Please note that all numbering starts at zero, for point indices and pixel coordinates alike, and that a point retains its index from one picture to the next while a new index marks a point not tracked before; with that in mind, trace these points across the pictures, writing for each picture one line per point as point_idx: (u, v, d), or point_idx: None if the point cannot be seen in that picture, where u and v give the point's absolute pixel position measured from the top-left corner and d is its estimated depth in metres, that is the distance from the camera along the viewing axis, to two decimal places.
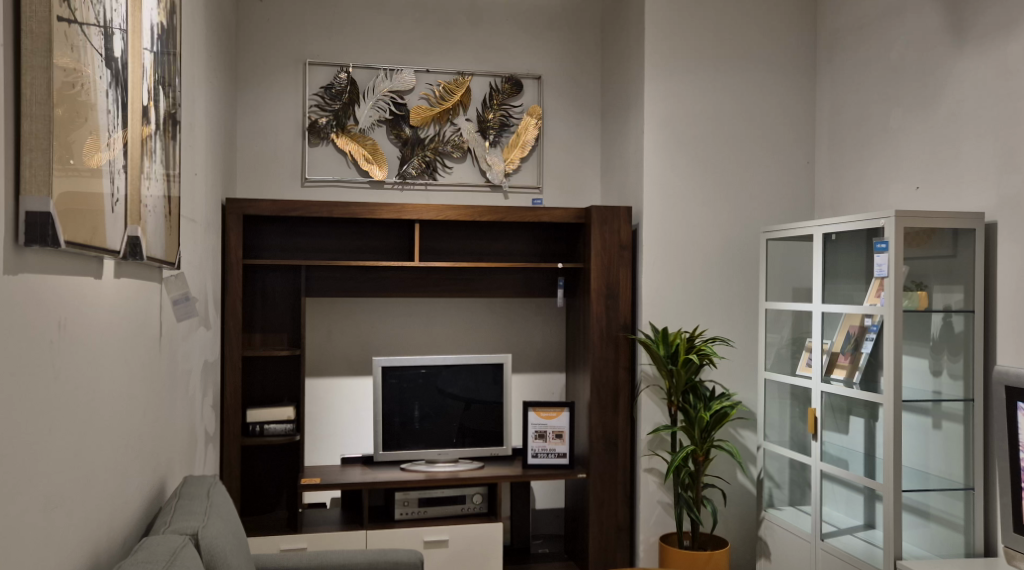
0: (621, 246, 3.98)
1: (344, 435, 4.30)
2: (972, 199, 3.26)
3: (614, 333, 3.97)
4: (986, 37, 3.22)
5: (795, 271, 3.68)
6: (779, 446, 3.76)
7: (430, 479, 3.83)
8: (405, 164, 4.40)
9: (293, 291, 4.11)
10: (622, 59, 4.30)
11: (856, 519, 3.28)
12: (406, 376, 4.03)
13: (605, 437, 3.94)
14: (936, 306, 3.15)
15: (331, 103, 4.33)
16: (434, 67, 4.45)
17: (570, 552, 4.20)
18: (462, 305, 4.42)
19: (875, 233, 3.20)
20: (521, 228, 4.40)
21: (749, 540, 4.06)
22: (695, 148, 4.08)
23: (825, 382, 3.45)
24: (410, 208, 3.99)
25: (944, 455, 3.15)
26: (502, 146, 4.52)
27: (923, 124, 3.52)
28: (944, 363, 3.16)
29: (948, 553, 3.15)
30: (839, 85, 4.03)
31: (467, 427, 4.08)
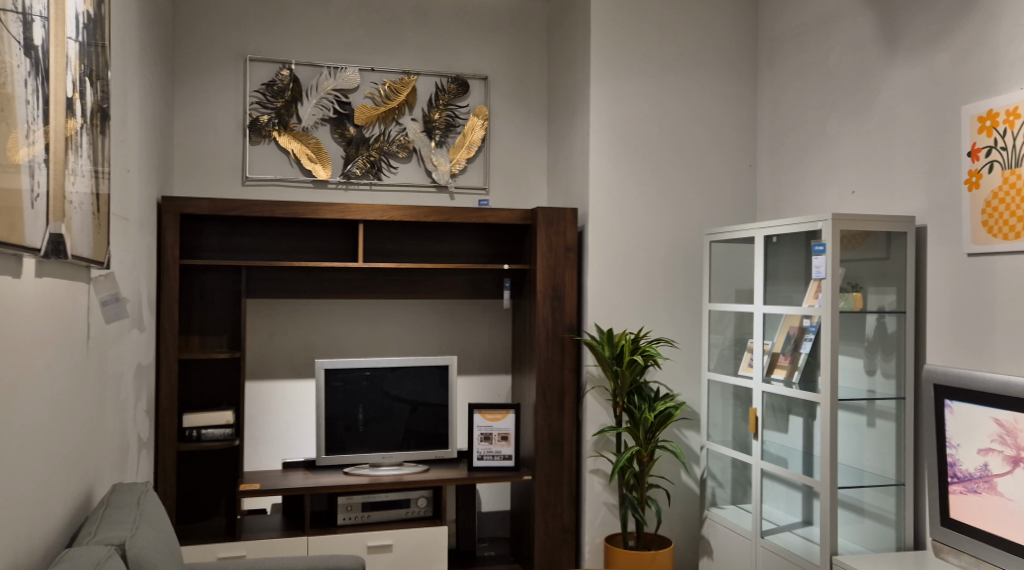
0: (566, 247, 4.00)
1: (286, 438, 4.22)
2: (904, 202, 3.37)
3: (560, 334, 3.98)
4: (916, 47, 3.33)
5: (737, 272, 3.75)
6: (722, 445, 3.82)
7: (373, 483, 3.79)
8: (349, 163, 4.34)
9: (232, 293, 4.01)
10: (568, 61, 4.32)
11: (795, 516, 3.36)
12: (350, 378, 3.97)
13: (551, 440, 3.95)
14: (871, 307, 3.25)
15: (273, 100, 4.24)
16: (379, 66, 4.40)
17: (516, 554, 4.20)
18: (408, 306, 4.37)
19: (813, 236, 3.28)
20: (467, 229, 4.38)
21: (691, 538, 4.12)
22: (640, 151, 4.12)
23: (766, 382, 3.52)
24: (354, 208, 3.93)
25: (878, 453, 3.24)
26: (448, 147, 4.49)
27: (858, 130, 3.62)
28: (878, 362, 3.25)
29: (881, 547, 3.25)
30: (779, 91, 4.12)
31: (413, 429, 4.04)
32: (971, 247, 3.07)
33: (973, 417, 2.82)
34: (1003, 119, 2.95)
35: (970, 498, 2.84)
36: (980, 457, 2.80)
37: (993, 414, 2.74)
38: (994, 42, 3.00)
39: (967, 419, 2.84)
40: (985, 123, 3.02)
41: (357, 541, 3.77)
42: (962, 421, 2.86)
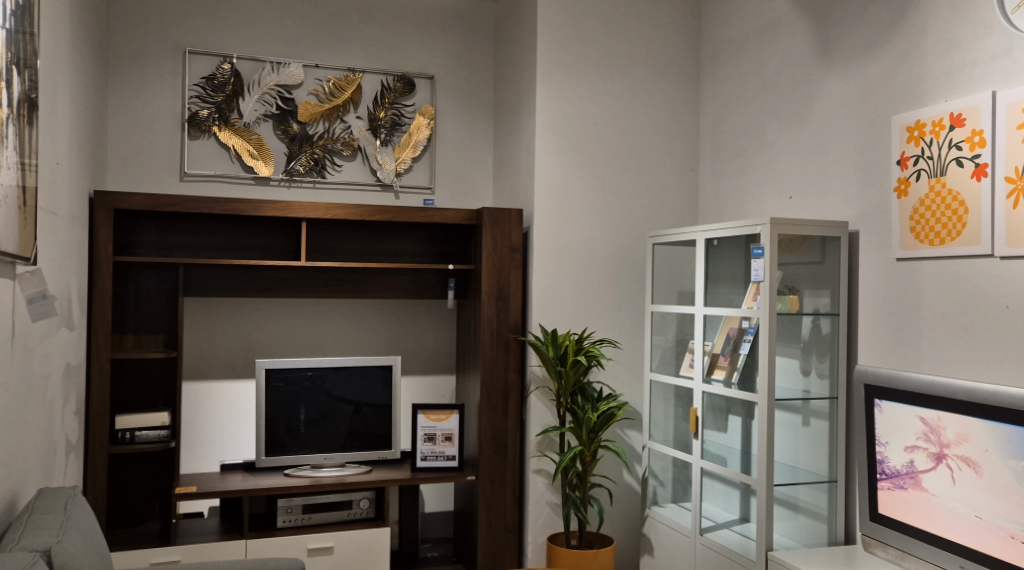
0: (512, 248, 4.01)
1: (225, 440, 4.13)
2: (838, 207, 3.47)
3: (504, 334, 3.99)
4: (850, 58, 3.44)
5: (679, 274, 3.81)
6: (663, 445, 3.88)
7: (315, 485, 3.73)
8: (292, 160, 4.27)
9: (169, 291, 3.91)
10: (514, 62, 4.33)
11: (733, 514, 3.43)
12: (292, 378, 3.92)
13: (495, 440, 3.95)
14: (807, 310, 3.34)
15: (212, 94, 4.15)
16: (323, 62, 4.35)
17: (459, 555, 4.19)
18: (351, 306, 4.33)
19: (752, 240, 3.36)
20: (412, 229, 4.36)
21: (633, 536, 4.17)
22: (585, 153, 4.15)
23: (706, 382, 3.59)
24: (297, 206, 3.87)
25: (812, 451, 3.34)
26: (394, 146, 4.46)
27: (795, 136, 3.72)
28: (813, 363, 3.35)
29: (814, 543, 3.34)
30: (720, 98, 4.21)
31: (357, 430, 4.00)
32: (900, 252, 3.18)
33: (900, 416, 2.92)
34: (930, 129, 3.07)
35: (897, 494, 2.94)
36: (906, 454, 2.90)
37: (919, 413, 2.85)
38: (922, 55, 3.12)
39: (895, 418, 2.95)
40: (913, 133, 3.13)
41: (298, 544, 3.73)
42: (890, 420, 2.97)
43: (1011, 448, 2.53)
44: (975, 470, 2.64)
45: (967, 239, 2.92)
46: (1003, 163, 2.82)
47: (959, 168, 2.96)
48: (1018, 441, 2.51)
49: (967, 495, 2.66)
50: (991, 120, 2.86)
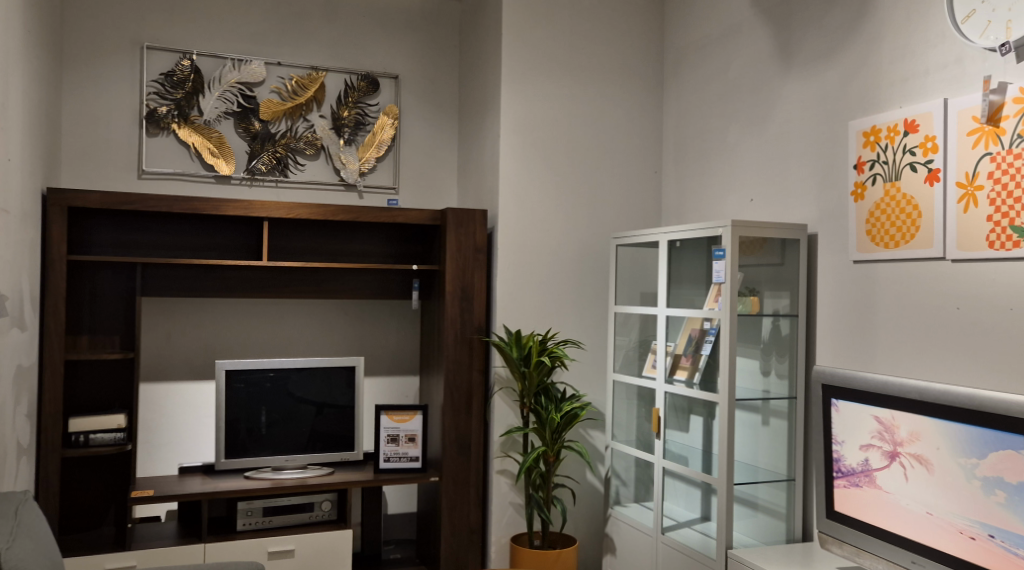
0: (476, 249, 4.01)
1: (183, 442, 4.06)
2: (798, 210, 3.53)
3: (468, 335, 3.98)
4: (809, 63, 3.50)
5: (642, 276, 3.85)
6: (626, 445, 3.91)
7: (276, 487, 3.69)
8: (254, 159, 4.22)
9: (126, 291, 3.84)
10: (478, 62, 4.33)
11: (694, 513, 3.47)
12: (253, 380, 3.87)
13: (458, 440, 3.94)
14: (766, 311, 3.39)
15: (172, 91, 4.09)
16: (286, 59, 4.30)
17: (422, 556, 4.18)
18: (314, 306, 4.29)
19: (714, 242, 3.40)
20: (375, 229, 4.33)
21: (596, 536, 4.20)
22: (549, 154, 4.17)
23: (668, 382, 3.63)
24: (259, 206, 3.82)
25: (772, 450, 3.40)
26: (357, 145, 4.43)
27: (756, 140, 3.77)
28: (773, 364, 3.40)
29: (773, 540, 3.39)
30: (683, 101, 4.25)
31: (319, 432, 3.96)
32: (856, 254, 3.24)
33: (856, 415, 2.98)
34: (885, 135, 3.14)
35: (852, 491, 3.00)
36: (862, 452, 2.96)
37: (874, 412, 2.91)
38: (878, 61, 3.19)
39: (850, 417, 3.01)
40: (870, 138, 3.20)
41: (258, 547, 3.68)
42: (846, 419, 3.03)
43: (962, 446, 2.59)
44: (927, 468, 2.70)
45: (920, 242, 2.99)
46: (955, 168, 2.90)
47: (913, 173, 3.03)
48: (968, 438, 2.58)
49: (919, 492, 2.73)
50: (942, 126, 2.93)
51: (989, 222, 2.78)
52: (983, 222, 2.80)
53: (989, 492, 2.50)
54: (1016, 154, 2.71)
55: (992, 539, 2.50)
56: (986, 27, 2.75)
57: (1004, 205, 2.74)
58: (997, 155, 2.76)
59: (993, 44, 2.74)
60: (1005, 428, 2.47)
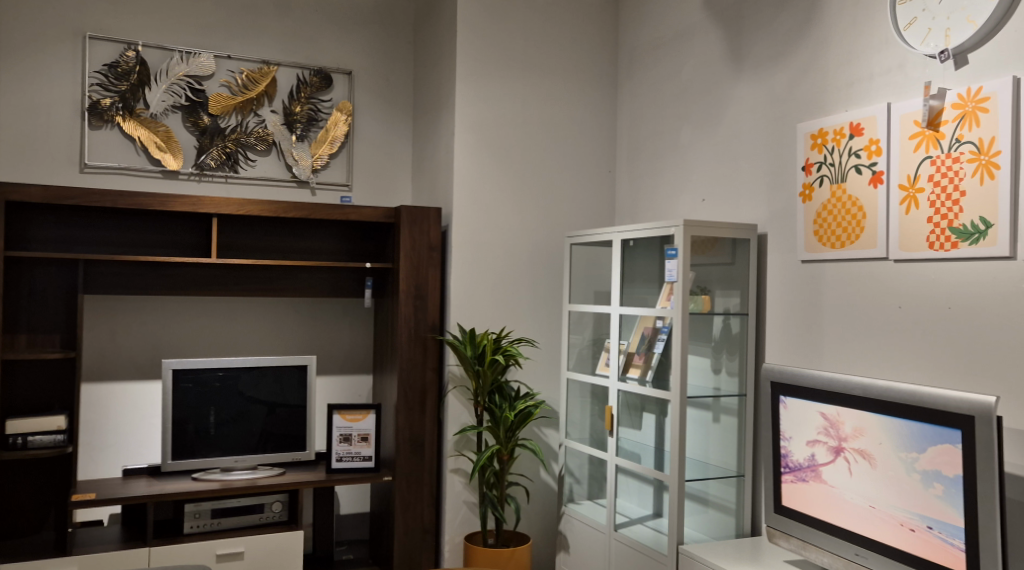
0: (430, 247, 3.98)
1: (128, 444, 3.97)
2: (748, 211, 3.60)
3: (422, 334, 3.96)
4: (759, 66, 3.56)
5: (596, 275, 3.87)
6: (580, 442, 3.93)
7: (225, 489, 3.62)
8: (202, 154, 4.14)
9: (67, 289, 3.72)
10: (433, 59, 4.31)
11: (646, 510, 3.50)
12: (202, 379, 3.80)
13: (412, 440, 3.92)
14: (718, 309, 3.44)
15: (116, 83, 3.98)
16: (236, 53, 4.22)
17: (375, 556, 4.14)
18: (265, 304, 4.23)
19: (666, 241, 3.43)
20: (328, 226, 4.28)
21: (549, 533, 4.21)
22: (503, 153, 4.17)
23: (621, 380, 3.66)
24: (207, 202, 3.75)
25: (722, 447, 3.45)
26: (310, 141, 4.37)
27: (707, 141, 3.83)
28: (723, 361, 3.45)
29: (722, 535, 3.45)
30: (637, 101, 4.29)
31: (270, 432, 3.90)
32: (805, 254, 3.31)
33: (803, 412, 3.04)
34: (832, 137, 3.21)
35: (799, 486, 3.06)
36: (808, 448, 3.02)
37: (820, 408, 2.98)
38: (825, 65, 3.26)
39: (798, 413, 3.07)
40: (817, 141, 3.27)
41: (206, 550, 3.61)
42: (794, 415, 3.09)
43: (903, 441, 2.66)
44: (870, 462, 2.77)
45: (865, 243, 3.06)
46: (897, 171, 2.97)
47: (858, 175, 3.10)
48: (909, 433, 2.65)
49: (863, 486, 2.79)
50: (886, 130, 3.01)
51: (929, 223, 2.85)
52: (923, 223, 2.86)
53: (928, 484, 2.58)
54: (954, 157, 2.77)
55: (931, 530, 2.57)
56: (927, 35, 2.84)
57: (944, 207, 2.80)
58: (937, 158, 2.83)
59: (934, 51, 2.83)
60: (942, 423, 2.54)
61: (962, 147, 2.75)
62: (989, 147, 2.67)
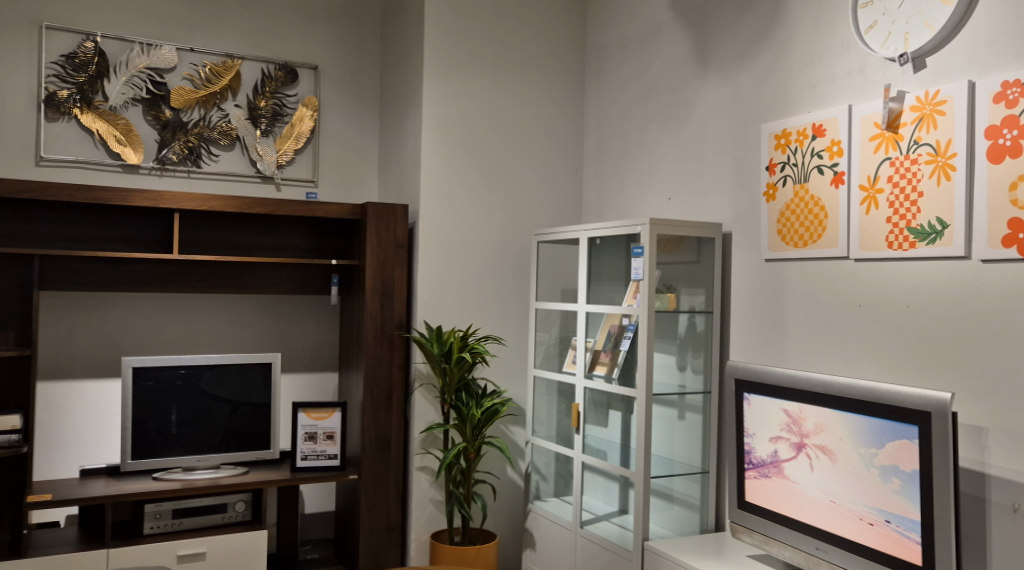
0: (397, 245, 3.96)
1: (86, 444, 3.89)
2: (713, 210, 3.63)
3: (389, 331, 3.93)
4: (724, 66, 3.59)
5: (563, 273, 3.88)
6: (546, 440, 3.94)
7: (186, 488, 3.56)
8: (164, 148, 4.07)
9: (22, 284, 3.62)
10: (400, 56, 4.29)
11: (612, 506, 3.52)
12: (163, 377, 3.74)
13: (378, 438, 3.89)
14: (683, 307, 3.47)
15: (73, 74, 3.89)
16: (198, 46, 4.16)
17: (340, 556, 4.11)
18: (228, 301, 4.17)
19: (633, 239, 3.45)
20: (292, 223, 4.23)
21: (516, 531, 4.22)
22: (470, 150, 4.16)
23: (588, 377, 3.68)
24: (169, 196, 3.68)
25: (687, 444, 3.48)
26: (275, 136, 4.32)
27: (673, 140, 3.86)
28: (688, 359, 3.49)
29: (687, 531, 3.48)
30: (603, 100, 4.31)
31: (233, 430, 3.85)
32: (768, 253, 3.35)
33: (765, 409, 3.08)
34: (795, 137, 3.25)
35: (762, 482, 3.10)
36: (771, 444, 3.06)
37: (783, 405, 3.02)
38: (789, 67, 3.30)
39: (761, 410, 3.11)
40: (781, 141, 3.31)
41: (166, 551, 3.55)
42: (757, 412, 3.13)
43: (862, 437, 2.71)
44: (831, 458, 2.82)
45: (826, 242, 3.11)
46: (858, 171, 3.02)
47: (820, 175, 3.15)
48: (869, 429, 2.69)
49: (824, 481, 2.84)
50: (847, 130, 3.05)
51: (888, 223, 2.90)
52: (882, 223, 2.92)
53: (886, 479, 2.62)
54: (912, 159, 2.82)
55: (888, 524, 2.62)
56: (887, 38, 2.89)
57: (903, 207, 2.85)
58: (896, 159, 2.88)
59: (893, 54, 2.88)
60: (900, 418, 2.59)
61: (919, 149, 2.80)
62: (945, 149, 2.73)
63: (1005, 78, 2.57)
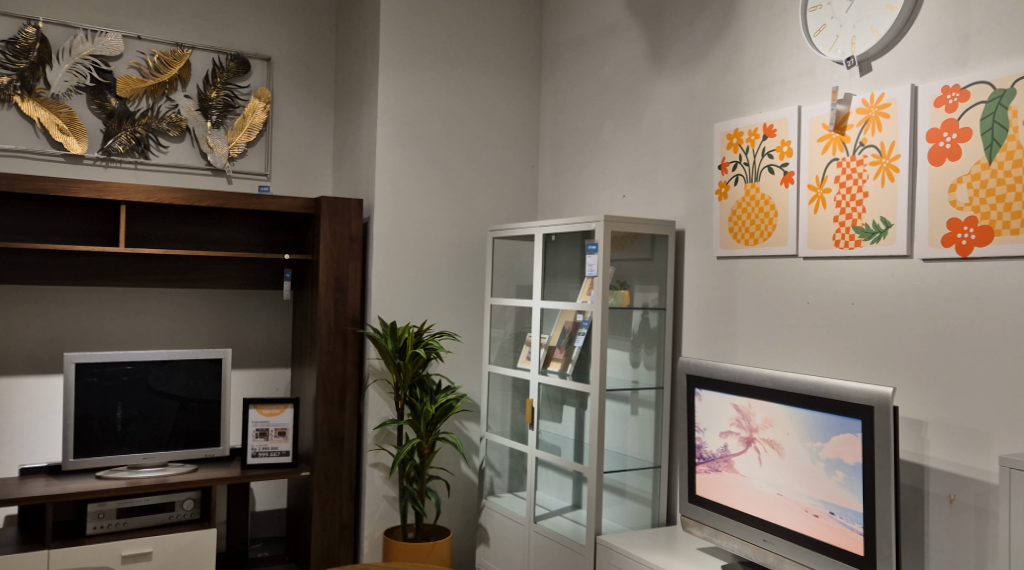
0: (351, 239, 3.92)
1: (27, 442, 3.78)
2: (667, 208, 3.67)
3: (342, 327, 3.90)
4: (678, 66, 3.63)
5: (518, 268, 3.89)
6: (500, 436, 3.95)
7: (132, 487, 3.48)
8: (110, 138, 3.97)
9: None
10: (355, 48, 4.24)
11: (565, 501, 3.54)
12: (108, 373, 3.65)
13: (331, 434, 3.86)
14: (636, 304, 3.50)
15: (14, 60, 3.77)
16: (146, 34, 4.06)
17: (291, 553, 4.07)
18: (176, 295, 4.09)
19: (587, 235, 3.47)
20: (243, 216, 4.16)
21: (469, 527, 4.22)
22: (426, 144, 4.13)
23: (542, 373, 3.69)
24: (115, 188, 3.59)
25: (639, 439, 3.51)
26: (226, 128, 4.24)
27: (628, 137, 3.89)
28: (642, 355, 3.52)
29: (639, 525, 3.51)
30: (560, 97, 4.33)
31: (182, 427, 3.78)
32: (720, 251, 3.40)
33: (716, 404, 3.13)
34: (746, 137, 3.30)
35: (712, 476, 3.15)
36: (721, 439, 3.11)
37: (733, 400, 3.07)
38: (741, 67, 3.35)
39: (712, 405, 3.15)
40: (733, 140, 3.36)
41: (111, 551, 3.47)
42: (708, 407, 3.17)
43: (809, 431, 2.77)
44: (778, 452, 2.87)
45: (776, 240, 3.17)
46: (807, 172, 3.07)
47: (770, 174, 3.21)
48: (815, 424, 2.75)
49: (771, 474, 2.89)
50: (797, 131, 3.11)
51: (835, 222, 2.96)
52: (829, 222, 2.98)
53: (831, 472, 2.69)
54: (858, 159, 2.89)
55: (833, 516, 2.69)
56: (835, 41, 2.95)
57: (849, 207, 2.92)
58: (843, 160, 2.94)
59: (841, 57, 2.94)
60: (845, 413, 2.65)
61: (865, 150, 2.86)
62: (889, 151, 2.79)
63: (945, 83, 2.64)
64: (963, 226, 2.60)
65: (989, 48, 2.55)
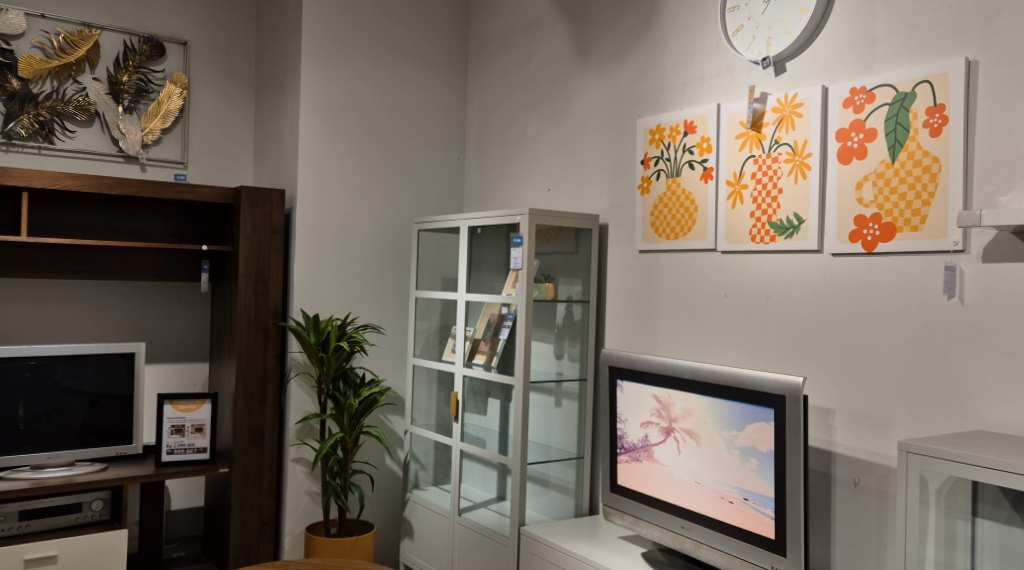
0: (272, 230, 3.83)
1: None
2: (591, 202, 3.72)
3: (263, 320, 3.81)
4: (603, 61, 3.67)
5: (443, 261, 3.88)
6: (425, 429, 3.93)
7: (35, 488, 3.32)
8: (11, 121, 3.78)
9: None
10: (276, 35, 4.14)
11: (490, 493, 3.56)
12: (9, 369, 3.48)
13: (251, 429, 3.76)
14: (561, 297, 3.53)
15: None
16: (51, 13, 3.87)
17: (208, 552, 3.97)
18: (84, 287, 3.93)
19: (512, 229, 3.48)
20: (157, 205, 4.02)
21: (394, 521, 4.19)
22: (348, 134, 4.07)
23: (467, 366, 3.69)
24: (15, 173, 3.41)
25: (562, 430, 3.55)
26: (139, 114, 4.08)
27: (553, 131, 3.91)
28: (566, 347, 3.55)
29: (562, 515, 3.55)
30: (485, 90, 4.32)
31: (91, 425, 3.63)
32: (642, 245, 3.46)
33: (637, 395, 3.19)
34: (668, 133, 3.36)
35: (633, 466, 3.21)
36: (642, 429, 3.17)
37: (653, 391, 3.13)
38: (663, 64, 3.41)
39: (633, 396, 3.21)
40: (655, 136, 3.42)
41: (12, 555, 3.30)
42: (629, 398, 3.23)
43: (725, 420, 2.85)
44: (696, 441, 2.94)
45: (695, 235, 3.24)
46: (725, 168, 3.15)
47: (691, 170, 3.28)
48: (731, 413, 2.83)
49: (689, 463, 2.97)
50: (716, 128, 3.19)
51: (752, 217, 3.05)
52: (746, 218, 3.06)
53: (745, 460, 2.77)
54: (773, 157, 2.98)
55: (746, 501, 2.77)
56: (752, 42, 3.03)
57: (764, 203, 3.00)
58: (759, 158, 3.03)
59: (757, 57, 3.02)
60: (758, 403, 2.73)
61: (780, 148, 2.95)
62: (802, 149, 2.89)
63: (853, 84, 2.75)
64: (869, 222, 2.71)
65: (895, 51, 2.66)
